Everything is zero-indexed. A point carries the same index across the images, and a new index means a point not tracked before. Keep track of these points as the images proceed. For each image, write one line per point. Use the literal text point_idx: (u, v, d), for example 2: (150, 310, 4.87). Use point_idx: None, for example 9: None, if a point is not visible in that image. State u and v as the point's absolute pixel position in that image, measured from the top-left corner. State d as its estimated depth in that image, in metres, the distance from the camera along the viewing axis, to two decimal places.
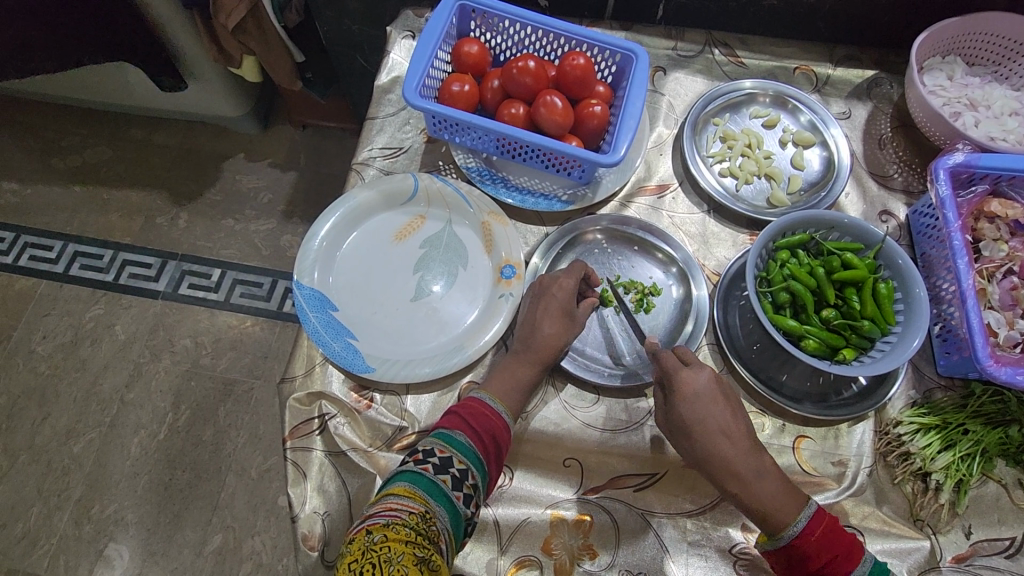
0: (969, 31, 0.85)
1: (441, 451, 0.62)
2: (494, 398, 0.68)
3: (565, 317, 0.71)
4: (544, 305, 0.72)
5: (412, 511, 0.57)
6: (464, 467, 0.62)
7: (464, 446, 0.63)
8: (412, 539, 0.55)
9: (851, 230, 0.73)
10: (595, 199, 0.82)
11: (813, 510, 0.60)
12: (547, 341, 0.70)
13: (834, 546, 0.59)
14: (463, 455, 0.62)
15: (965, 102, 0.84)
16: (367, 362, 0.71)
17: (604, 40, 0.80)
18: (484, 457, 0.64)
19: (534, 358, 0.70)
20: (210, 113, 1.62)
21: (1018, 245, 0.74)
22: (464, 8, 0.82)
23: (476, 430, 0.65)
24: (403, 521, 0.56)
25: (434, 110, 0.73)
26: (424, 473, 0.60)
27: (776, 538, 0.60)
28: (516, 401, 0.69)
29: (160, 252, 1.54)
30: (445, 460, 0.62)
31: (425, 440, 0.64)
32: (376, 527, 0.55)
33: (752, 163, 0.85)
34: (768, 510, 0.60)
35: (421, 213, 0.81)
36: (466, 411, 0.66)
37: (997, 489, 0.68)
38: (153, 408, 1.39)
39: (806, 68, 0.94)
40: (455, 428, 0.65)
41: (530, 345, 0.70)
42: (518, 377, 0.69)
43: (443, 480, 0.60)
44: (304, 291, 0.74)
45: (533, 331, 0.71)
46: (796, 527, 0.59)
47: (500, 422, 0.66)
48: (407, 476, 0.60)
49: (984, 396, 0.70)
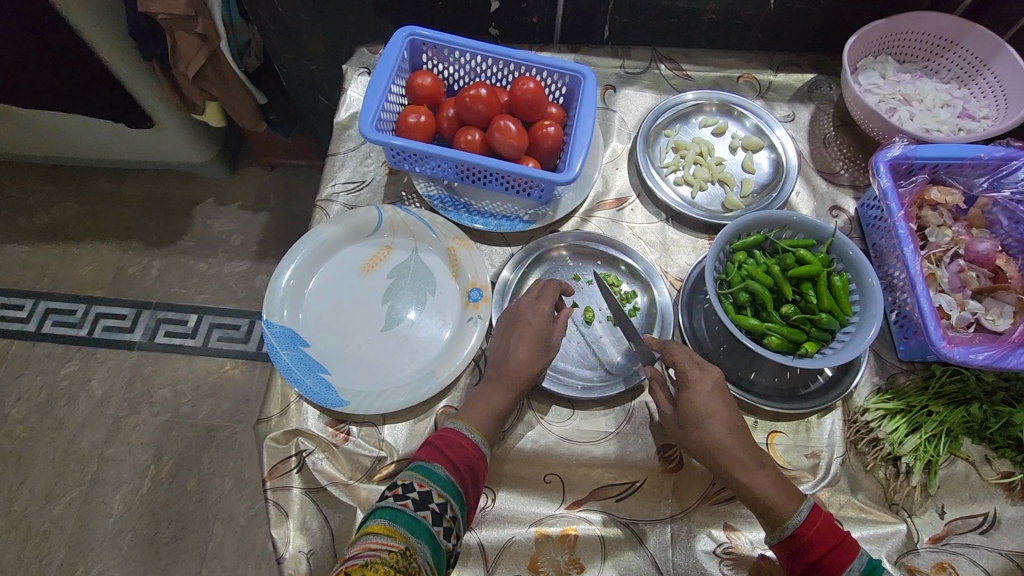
0: (897, 30, 0.89)
1: (421, 484, 0.61)
2: (470, 427, 0.67)
3: (540, 344, 0.71)
4: (520, 333, 0.71)
5: (391, 550, 0.56)
6: (442, 500, 0.61)
7: (444, 481, 0.62)
8: None
9: (802, 228, 0.76)
10: (556, 216, 0.84)
11: (808, 510, 0.61)
12: (522, 368, 0.70)
13: (832, 537, 0.60)
14: (442, 488, 0.61)
15: (899, 98, 0.87)
16: (341, 396, 0.71)
17: (551, 63, 0.83)
18: (460, 487, 0.63)
19: (510, 386, 0.70)
20: (176, 160, 1.61)
21: (961, 230, 0.78)
22: (415, 42, 0.84)
23: (456, 463, 0.64)
24: (383, 560, 0.54)
25: (390, 142, 0.75)
26: (405, 509, 0.59)
27: (779, 528, 0.61)
28: (494, 428, 0.69)
29: (134, 303, 1.53)
30: (424, 495, 0.61)
31: (402, 475, 0.63)
32: (354, 569, 0.53)
33: (705, 170, 0.88)
34: (767, 498, 0.62)
35: (387, 243, 0.82)
36: (443, 442, 0.65)
37: (965, 467, 0.70)
38: (134, 462, 1.37)
39: (748, 76, 0.97)
40: (432, 460, 0.64)
41: (508, 373, 0.70)
42: (493, 406, 0.69)
43: (423, 515, 0.59)
44: (275, 329, 0.74)
45: (507, 357, 0.71)
46: (797, 517, 0.61)
47: (475, 451, 0.65)
48: (387, 513, 0.59)
49: (944, 377, 0.72)
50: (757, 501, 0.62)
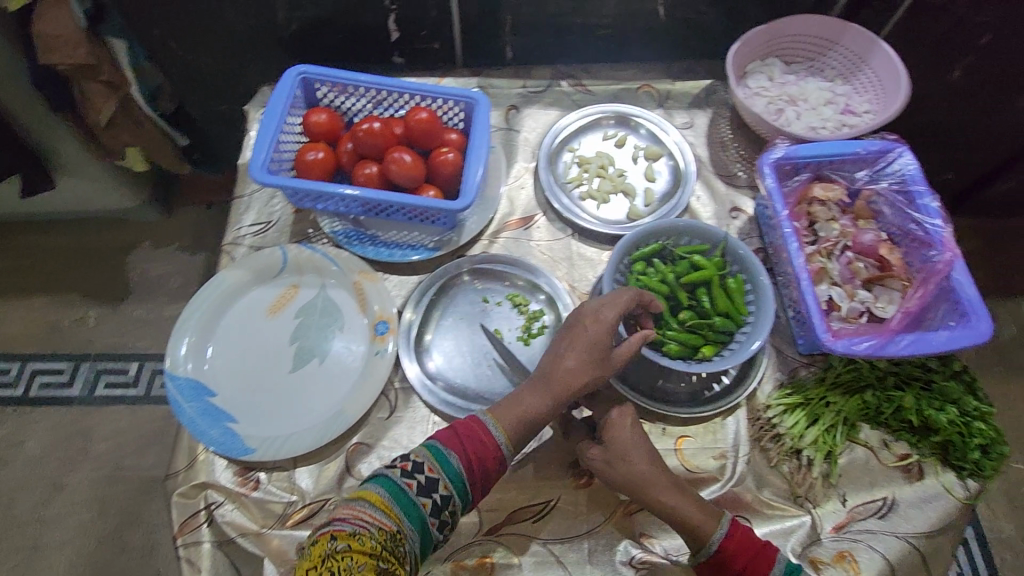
0: (781, 34, 0.92)
1: (432, 469, 0.59)
2: (497, 424, 0.63)
3: (594, 356, 0.66)
4: (574, 342, 0.66)
5: (381, 527, 0.55)
6: (447, 492, 0.59)
7: (453, 471, 0.59)
8: (376, 554, 0.54)
9: (696, 233, 0.78)
10: (461, 241, 0.85)
11: (728, 525, 0.63)
12: (567, 378, 0.65)
13: (751, 548, 0.63)
14: (450, 481, 0.59)
15: (786, 99, 0.91)
16: (248, 444, 0.70)
17: (444, 91, 0.84)
18: (468, 483, 0.60)
19: (547, 394, 0.65)
20: (104, 208, 1.58)
21: (847, 223, 0.81)
22: (307, 80, 0.85)
23: (473, 460, 0.60)
24: (370, 535, 0.54)
25: (281, 184, 0.75)
26: (407, 489, 0.58)
27: (704, 548, 0.62)
28: (524, 435, 0.64)
29: (69, 356, 1.49)
30: (430, 481, 0.59)
31: (415, 448, 0.61)
32: (341, 535, 0.54)
33: (607, 183, 0.90)
34: (689, 520, 0.63)
35: (294, 283, 0.82)
36: (464, 430, 0.62)
37: (865, 453, 0.72)
38: (78, 521, 1.34)
39: (648, 86, 0.99)
40: (448, 445, 0.61)
41: (549, 380, 0.65)
42: (526, 411, 0.64)
43: (423, 502, 0.58)
44: (179, 382, 0.73)
45: (555, 363, 0.66)
46: (719, 534, 0.62)
47: (494, 451, 0.62)
48: (390, 487, 0.58)
49: (841, 367, 0.74)
50: (681, 523, 0.63)
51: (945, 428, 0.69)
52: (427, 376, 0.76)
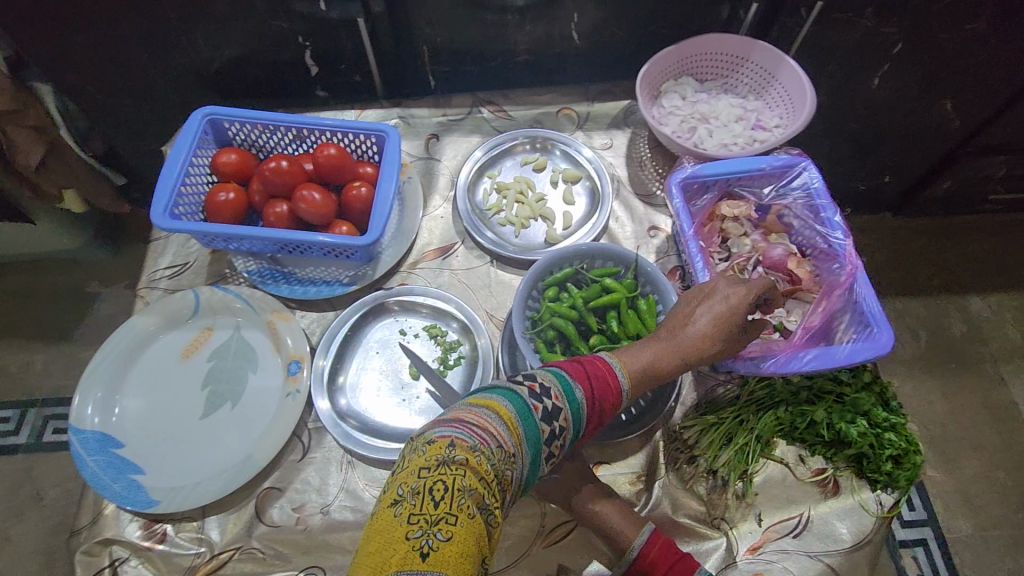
0: (690, 53, 0.93)
1: (557, 397, 0.51)
2: (622, 370, 0.57)
3: (726, 323, 0.61)
4: (710, 304, 0.62)
5: (500, 445, 0.46)
6: (565, 424, 0.51)
7: (576, 404, 0.52)
8: (486, 478, 0.44)
9: (606, 255, 0.78)
10: (376, 274, 0.84)
11: (649, 532, 0.63)
12: (695, 341, 0.61)
13: (669, 559, 0.62)
14: (570, 414, 0.52)
15: (698, 117, 0.92)
16: (152, 496, 0.69)
17: (353, 126, 0.84)
18: (585, 420, 0.54)
19: (678, 353, 0.60)
20: (49, 250, 1.56)
21: (758, 238, 0.81)
22: (215, 121, 0.84)
23: (595, 400, 0.54)
24: (488, 454, 0.45)
25: (184, 227, 0.75)
26: (534, 412, 0.50)
27: (623, 559, 0.63)
28: (642, 387, 0.59)
29: (15, 403, 1.46)
30: (554, 409, 0.51)
31: (539, 371, 0.53)
32: (460, 444, 0.44)
33: (526, 208, 0.90)
34: (610, 530, 0.65)
35: (207, 325, 0.81)
36: (591, 367, 0.56)
37: (780, 470, 0.71)
38: (25, 573, 1.30)
39: (567, 109, 1.00)
40: (574, 377, 0.54)
41: (679, 341, 0.61)
42: (657, 366, 0.59)
43: (545, 429, 0.50)
44: (83, 435, 0.72)
45: (686, 324, 0.62)
46: (635, 546, 0.63)
47: (615, 395, 0.56)
48: (517, 403, 0.49)
49: (754, 384, 0.74)
50: (605, 533, 0.65)
51: (857, 441, 0.69)
52: (339, 415, 0.75)
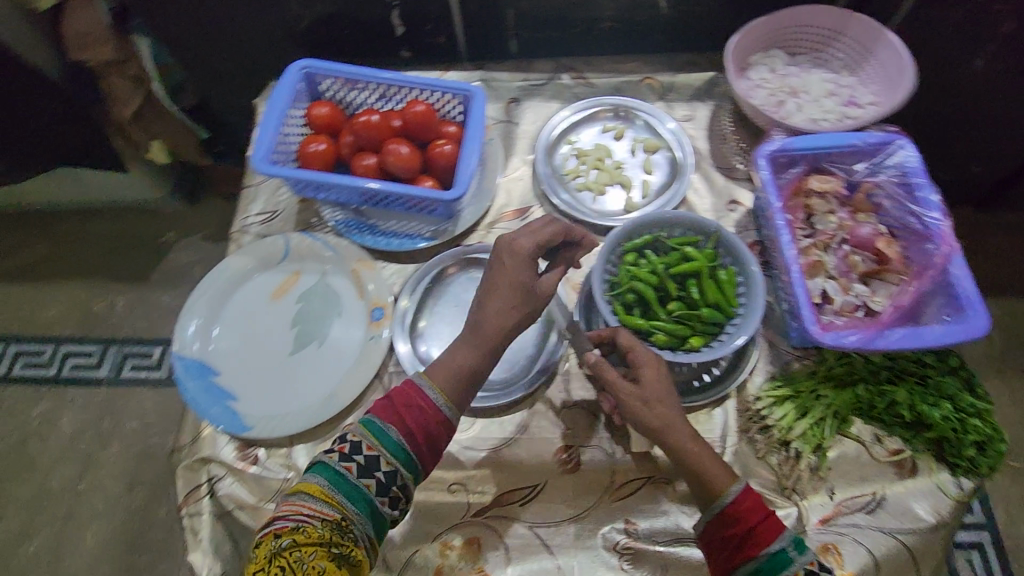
0: (784, 25, 0.91)
1: (369, 448, 0.58)
2: (433, 386, 0.61)
3: (523, 308, 0.63)
4: (500, 292, 0.62)
5: (328, 517, 0.55)
6: (391, 468, 0.58)
7: (393, 444, 0.58)
8: (324, 542, 0.54)
9: (688, 224, 0.78)
10: (456, 231, 0.87)
11: (745, 484, 0.61)
12: (499, 323, 0.62)
13: (760, 513, 0.59)
14: (392, 457, 0.58)
15: (788, 91, 0.90)
16: (246, 421, 0.74)
17: (442, 85, 0.86)
18: (414, 452, 0.59)
19: (479, 345, 0.62)
20: (133, 198, 1.64)
21: (845, 216, 0.80)
22: (310, 75, 0.88)
23: (416, 431, 0.59)
24: (316, 525, 0.55)
25: (283, 173, 0.78)
26: (346, 473, 0.57)
27: (710, 506, 0.61)
28: (464, 392, 0.62)
29: (100, 339, 1.57)
30: (372, 460, 0.58)
31: (350, 428, 0.60)
32: (284, 532, 0.55)
33: (605, 175, 0.91)
34: (701, 476, 0.62)
35: (295, 270, 0.85)
36: (402, 401, 0.60)
37: (856, 447, 0.71)
38: (107, 494, 1.41)
39: (650, 79, 0.99)
40: (386, 420, 0.59)
41: (479, 331, 0.62)
42: (470, 362, 0.62)
43: (366, 484, 0.57)
44: (184, 362, 0.77)
45: (479, 315, 0.63)
46: (729, 495, 0.60)
47: (435, 416, 0.60)
48: (328, 473, 0.57)
49: (833, 361, 0.74)
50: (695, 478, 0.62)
51: (939, 424, 0.68)
52: (419, 361, 0.78)
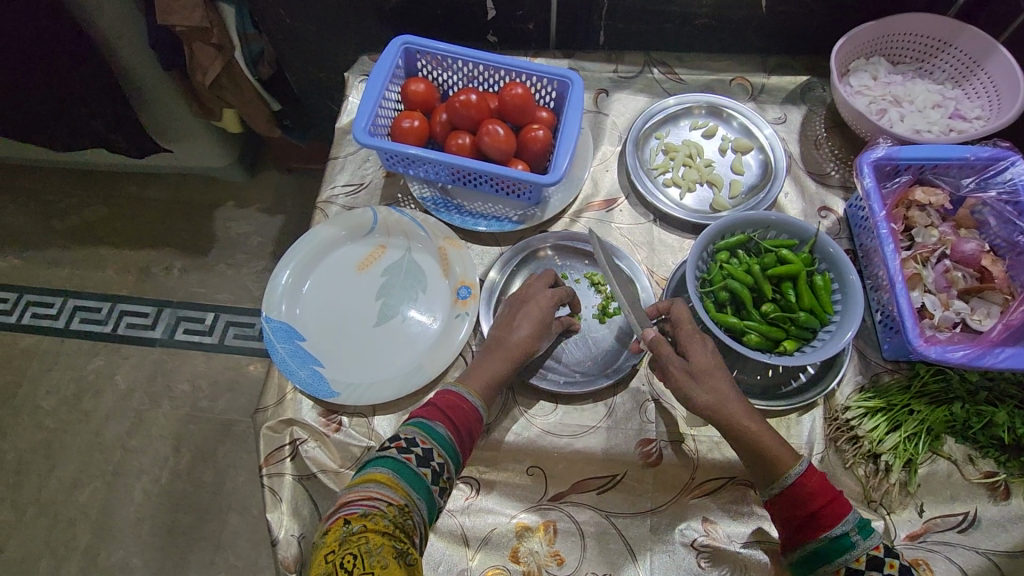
0: (888, 32, 0.89)
1: (422, 441, 0.62)
2: (470, 391, 0.67)
3: (543, 327, 0.72)
4: (527, 310, 0.72)
5: (390, 502, 0.56)
6: (442, 460, 0.62)
7: (443, 438, 0.63)
8: (390, 530, 0.54)
9: (784, 228, 0.77)
10: (543, 217, 0.87)
11: (807, 464, 0.61)
12: (522, 344, 0.70)
13: (828, 495, 0.60)
14: (442, 448, 0.62)
15: (890, 99, 0.88)
16: (333, 387, 0.74)
17: (540, 70, 0.86)
18: (458, 446, 0.64)
19: (508, 358, 0.69)
20: (198, 166, 1.67)
21: (948, 230, 0.78)
22: (409, 51, 0.88)
23: (459, 431, 0.65)
24: (382, 512, 0.55)
25: (383, 146, 0.78)
26: (407, 463, 0.60)
27: (773, 485, 0.62)
28: (491, 397, 0.69)
29: (156, 300, 1.60)
30: (427, 452, 0.61)
31: (401, 428, 0.64)
32: (353, 518, 0.54)
33: (694, 172, 0.90)
34: (765, 455, 0.62)
35: (382, 243, 0.86)
36: (445, 403, 0.66)
37: (948, 466, 0.69)
38: (155, 452, 1.44)
39: (742, 79, 0.99)
40: (432, 418, 0.64)
41: (506, 343, 0.70)
42: (492, 372, 0.69)
43: (424, 472, 0.60)
44: (272, 324, 0.78)
45: (508, 332, 0.71)
46: (794, 472, 0.61)
47: (474, 414, 0.66)
48: (391, 463, 0.60)
49: (927, 376, 0.72)
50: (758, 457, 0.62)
51: None
52: None
